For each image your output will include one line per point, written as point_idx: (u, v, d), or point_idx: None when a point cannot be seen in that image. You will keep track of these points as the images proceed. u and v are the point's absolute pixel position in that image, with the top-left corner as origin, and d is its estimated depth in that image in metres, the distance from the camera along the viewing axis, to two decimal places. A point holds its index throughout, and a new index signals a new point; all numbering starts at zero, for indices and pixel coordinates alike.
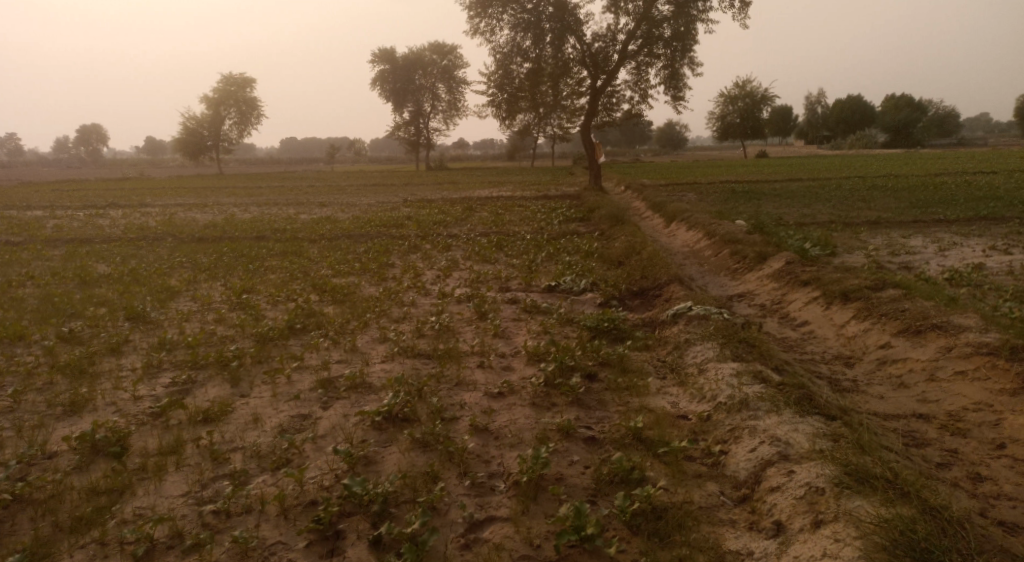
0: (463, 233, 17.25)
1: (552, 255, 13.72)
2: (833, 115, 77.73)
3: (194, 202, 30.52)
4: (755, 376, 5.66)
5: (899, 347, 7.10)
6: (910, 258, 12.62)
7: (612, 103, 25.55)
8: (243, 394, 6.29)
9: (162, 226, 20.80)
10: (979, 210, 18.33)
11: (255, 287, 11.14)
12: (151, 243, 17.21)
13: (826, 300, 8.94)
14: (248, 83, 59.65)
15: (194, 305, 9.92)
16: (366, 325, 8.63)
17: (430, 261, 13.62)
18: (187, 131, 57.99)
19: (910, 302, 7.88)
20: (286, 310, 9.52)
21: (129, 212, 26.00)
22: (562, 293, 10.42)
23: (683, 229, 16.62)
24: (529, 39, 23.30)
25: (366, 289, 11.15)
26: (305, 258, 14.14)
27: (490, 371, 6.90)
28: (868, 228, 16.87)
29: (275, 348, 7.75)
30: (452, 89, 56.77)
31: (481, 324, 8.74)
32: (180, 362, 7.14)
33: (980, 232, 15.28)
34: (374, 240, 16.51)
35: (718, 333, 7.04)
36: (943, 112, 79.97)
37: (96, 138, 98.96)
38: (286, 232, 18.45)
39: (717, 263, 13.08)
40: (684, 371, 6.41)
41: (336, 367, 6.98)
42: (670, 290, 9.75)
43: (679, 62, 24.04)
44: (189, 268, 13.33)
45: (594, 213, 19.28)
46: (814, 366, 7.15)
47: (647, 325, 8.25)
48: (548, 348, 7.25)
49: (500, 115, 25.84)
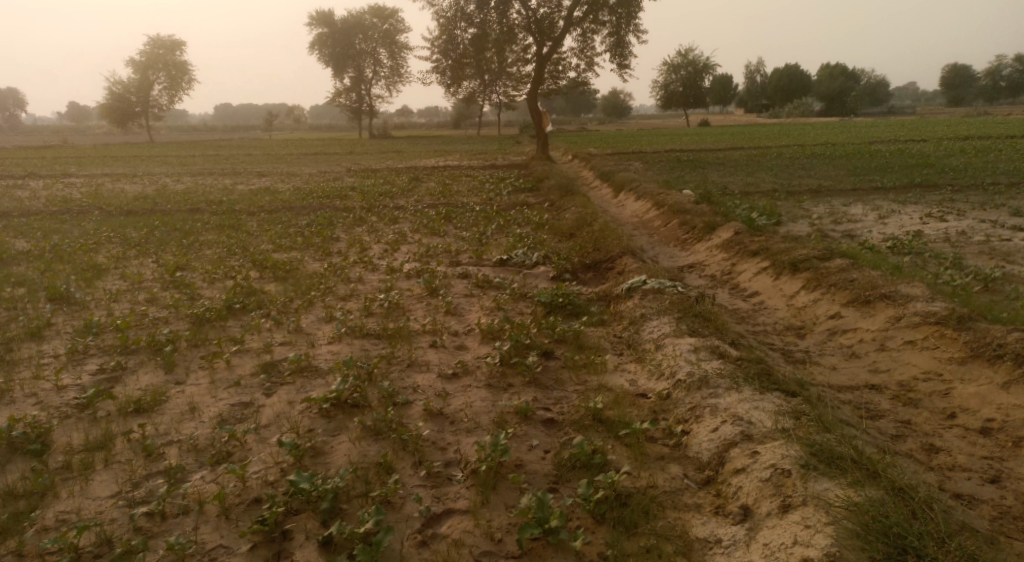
0: (410, 205, 16.88)
1: (502, 227, 13.50)
2: (770, 84, 78.96)
3: (124, 172, 29.22)
4: (714, 352, 5.59)
5: (849, 317, 7.13)
6: (853, 227, 12.81)
7: (557, 70, 25.27)
8: (178, 381, 5.94)
9: (87, 198, 19.78)
10: (913, 177, 18.78)
11: (190, 264, 10.63)
12: (76, 217, 16.33)
13: (777, 271, 8.95)
14: (176, 47, 57.07)
15: (124, 285, 9.40)
16: (310, 304, 8.30)
17: (376, 234, 13.25)
18: (114, 97, 55.48)
19: (859, 272, 7.93)
20: (225, 289, 9.09)
21: (54, 183, 24.74)
22: (514, 267, 10.23)
23: (632, 199, 16.56)
24: (473, 4, 22.82)
25: (310, 264, 10.76)
26: (244, 232, 13.61)
27: (442, 351, 6.68)
28: (811, 196, 17.12)
29: (213, 331, 7.37)
30: (393, 54, 55.47)
31: (431, 300, 8.51)
32: (108, 348, 6.71)
33: (917, 200, 15.63)
34: (316, 213, 16.01)
35: (674, 307, 6.96)
36: (874, 81, 82.16)
37: (16, 104, 94.09)
38: (223, 204, 17.75)
39: (667, 234, 13.05)
40: (641, 348, 6.31)
41: (279, 350, 6.66)
42: (622, 263, 9.65)
43: (624, 30, 23.86)
44: (119, 244, 12.69)
45: (542, 183, 19.10)
46: (767, 338, 7.12)
47: (602, 299, 8.13)
48: (501, 326, 7.07)
49: (444, 82, 25.18)
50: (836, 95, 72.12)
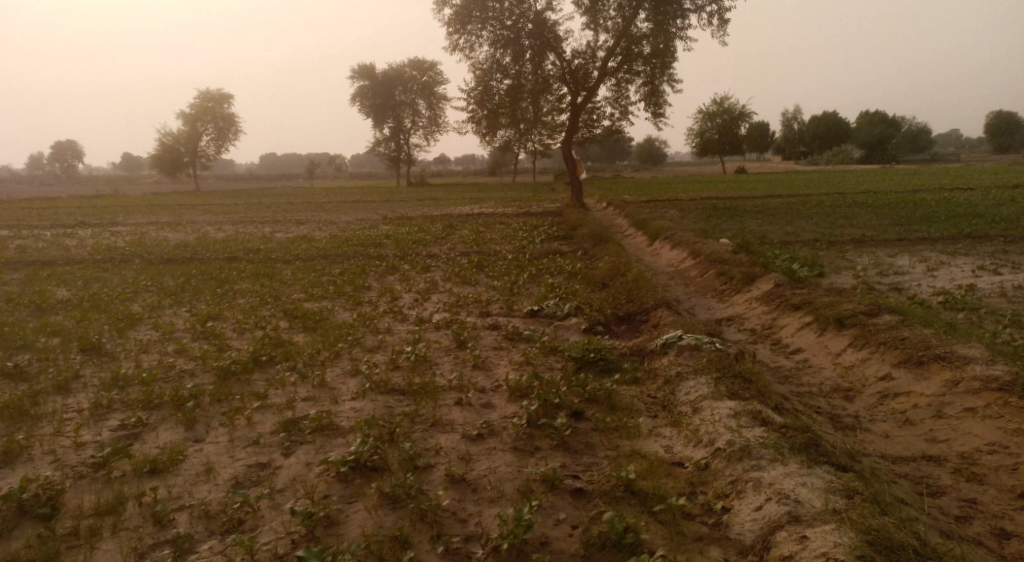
0: (443, 253, 16.81)
1: (535, 276, 13.31)
2: (808, 132, 78.55)
3: (168, 220, 29.86)
4: (756, 418, 5.25)
5: (901, 380, 6.72)
6: (899, 279, 12.36)
7: (592, 119, 25.31)
8: (197, 439, 5.76)
9: (130, 246, 20.13)
10: (961, 228, 18.24)
11: (221, 314, 10.58)
12: (117, 265, 16.57)
13: (821, 326, 8.56)
14: (224, 99, 58.83)
15: (154, 335, 9.34)
16: (337, 357, 8.12)
17: (407, 283, 13.15)
18: (163, 148, 57.29)
19: (909, 330, 7.51)
20: (253, 340, 8.98)
21: (99, 231, 25.31)
22: (546, 319, 9.97)
23: (668, 248, 16.27)
24: (509, 55, 23.06)
25: (340, 314, 10.64)
26: (277, 281, 13.61)
27: (468, 409, 6.41)
28: (854, 246, 16.67)
29: (237, 385, 7.21)
30: (432, 104, 56.42)
31: (460, 354, 8.27)
32: (131, 402, 6.57)
33: (966, 252, 15.09)
34: (350, 261, 16.02)
35: (712, 366, 6.61)
36: (915, 129, 81.27)
37: (72, 154, 97.84)
38: (259, 252, 17.89)
39: (704, 284, 12.71)
40: (677, 410, 5.97)
41: (301, 407, 6.46)
42: (658, 316, 9.33)
43: (659, 79, 23.85)
44: (154, 293, 12.76)
45: (576, 231, 18.94)
46: (813, 400, 6.74)
47: (636, 354, 7.81)
48: (531, 383, 6.79)
49: (480, 132, 25.34)
50: (876, 142, 71.41)
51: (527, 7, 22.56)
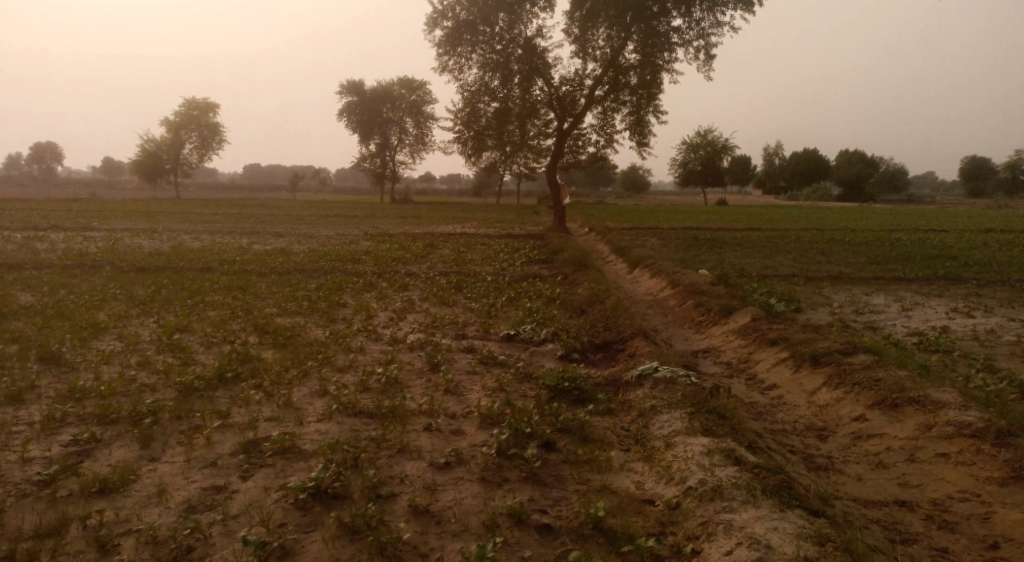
0: (422, 272, 16.68)
1: (513, 299, 13.21)
2: (789, 167, 79.64)
3: (145, 227, 29.48)
4: (728, 456, 5.16)
5: (875, 421, 6.67)
6: (875, 318, 12.41)
7: (578, 145, 25.41)
8: (152, 458, 5.56)
9: (103, 252, 19.79)
10: (936, 269, 18.45)
11: (190, 326, 10.36)
12: (88, 272, 16.25)
13: (796, 363, 8.52)
14: (209, 109, 58.42)
15: (118, 346, 9.10)
16: (305, 375, 7.94)
17: (383, 301, 12.99)
18: (145, 154, 56.77)
19: (884, 371, 7.48)
20: (220, 355, 8.77)
21: (73, 235, 24.91)
22: (521, 344, 9.84)
23: (647, 276, 16.26)
24: (497, 79, 23.14)
25: (312, 331, 10.46)
26: (250, 294, 13.39)
27: (436, 435, 6.26)
28: (831, 283, 16.76)
29: (200, 401, 7.01)
30: (418, 123, 56.51)
31: (432, 376, 8.12)
32: (86, 416, 6.36)
33: (941, 293, 15.23)
34: (327, 276, 15.83)
35: (687, 400, 6.51)
36: (892, 170, 82.80)
37: (51, 156, 96.78)
38: (235, 264, 17.65)
39: (681, 314, 12.68)
40: (649, 445, 5.86)
41: (264, 427, 6.28)
42: (634, 345, 9.23)
43: (644, 110, 24.04)
44: (124, 302, 12.50)
45: (557, 255, 18.91)
46: (786, 438, 6.66)
47: (610, 384, 7.70)
48: (502, 410, 6.65)
49: (465, 152, 25.37)
50: (855, 180, 72.55)
51: (517, 32, 22.68)
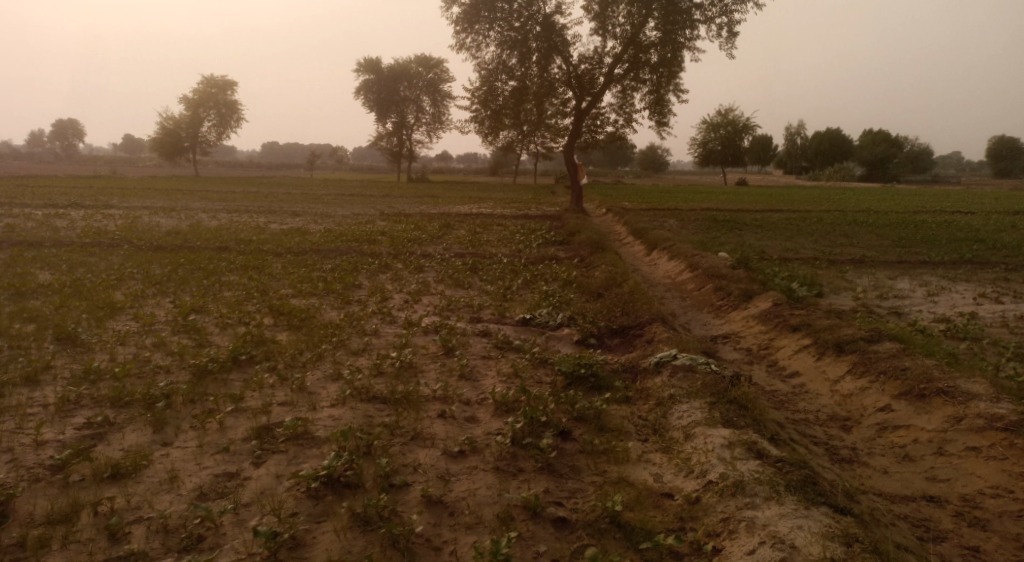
0: (438, 253, 16.56)
1: (529, 281, 13.06)
2: (811, 147, 78.51)
3: (163, 205, 29.54)
4: (750, 449, 5.02)
5: (901, 412, 6.50)
6: (899, 303, 12.15)
7: (596, 124, 25.07)
8: (164, 442, 5.51)
9: (121, 231, 19.83)
10: (962, 252, 18.07)
11: (205, 306, 10.32)
12: (105, 250, 16.27)
13: (818, 350, 8.33)
14: (228, 86, 58.54)
15: (133, 327, 9.07)
16: (319, 359, 7.86)
17: (399, 282, 12.89)
18: (164, 132, 56.91)
19: (911, 360, 7.28)
20: (234, 337, 8.72)
21: (92, 213, 25.02)
22: (537, 328, 9.70)
23: (665, 259, 16.04)
24: (515, 57, 22.85)
25: (327, 312, 10.38)
26: (266, 274, 13.34)
27: (450, 423, 6.16)
28: (853, 266, 16.46)
29: (213, 385, 6.96)
30: (436, 101, 56.17)
31: (447, 361, 8.01)
32: (100, 398, 6.31)
33: (967, 277, 14.91)
34: (342, 257, 15.76)
35: (706, 390, 6.36)
36: (917, 150, 81.45)
37: (72, 133, 97.45)
38: (251, 243, 17.62)
39: (700, 298, 12.47)
40: (668, 435, 5.73)
41: (277, 412, 6.21)
42: (652, 331, 9.08)
43: (664, 88, 23.65)
44: (140, 281, 12.49)
45: (574, 237, 18.71)
46: (808, 429, 6.50)
47: (628, 371, 7.56)
48: (517, 397, 6.53)
49: (482, 131, 25.11)
50: (878, 160, 71.45)
51: (535, 9, 22.34)
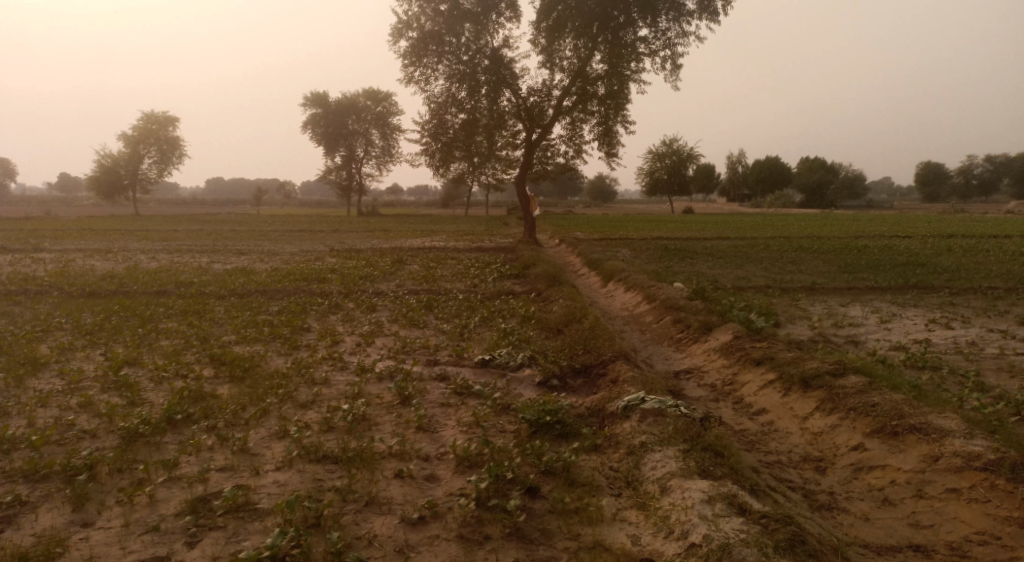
0: (390, 290, 16.06)
1: (486, 319, 12.68)
2: (752, 175, 80.46)
3: (99, 247, 28.35)
4: (731, 505, 4.78)
5: (875, 451, 6.27)
6: (856, 331, 12.11)
7: (546, 155, 25.04)
8: (84, 523, 5.18)
9: (52, 276, 18.82)
10: (908, 276, 18.36)
11: (139, 358, 9.68)
12: (35, 298, 15.36)
13: (785, 386, 8.11)
14: (169, 122, 57.06)
15: (58, 385, 8.40)
16: (264, 414, 7.33)
17: (350, 324, 12.36)
18: (102, 170, 55.18)
19: (879, 395, 7.10)
20: (170, 392, 8.14)
21: (22, 258, 23.82)
22: (496, 369, 9.30)
23: (622, 290, 15.84)
24: (464, 90, 22.73)
25: (273, 360, 9.83)
26: (208, 320, 12.67)
27: (409, 483, 5.74)
28: (806, 294, 16.51)
29: (145, 451, 6.46)
30: (385, 135, 55.82)
31: (403, 411, 7.54)
32: (14, 473, 5.86)
33: (916, 302, 15.05)
34: (290, 298, 15.15)
35: (679, 436, 6.05)
36: (852, 177, 84.29)
37: (5, 173, 94.03)
38: (193, 286, 16.86)
39: (660, 331, 12.24)
40: (641, 489, 5.41)
41: (215, 479, 5.79)
42: (616, 369, 8.76)
43: (612, 120, 23.82)
44: (69, 332, 11.71)
45: (529, 270, 18.44)
46: (783, 472, 6.24)
47: (595, 416, 7.21)
48: (480, 450, 6.13)
49: (433, 164, 24.84)
50: (816, 187, 73.60)
51: (483, 43, 22.31)
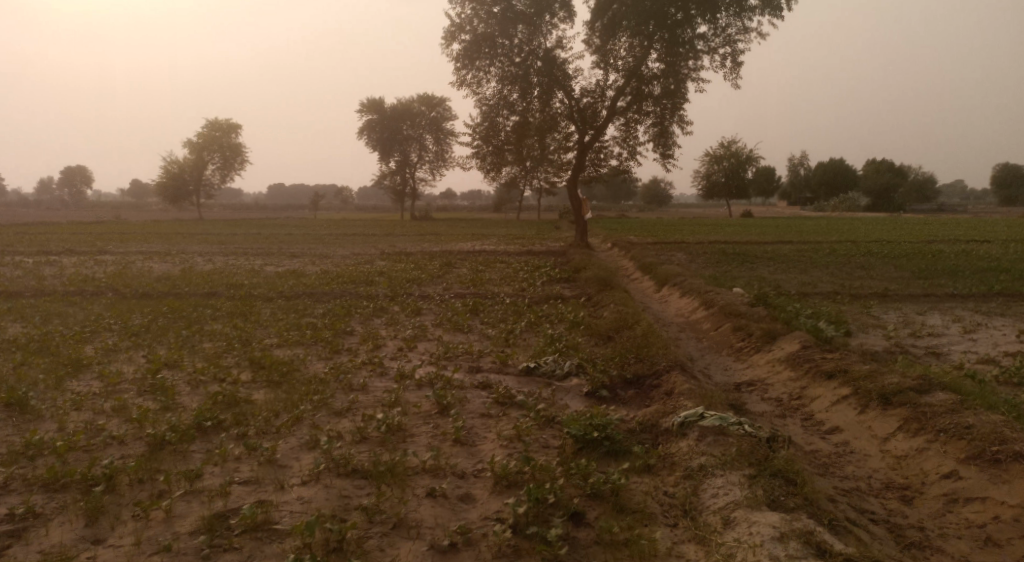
0: (437, 294, 15.68)
1: (533, 324, 12.13)
2: (815, 178, 78.01)
3: (159, 250, 28.86)
4: (808, 545, 4.24)
5: (972, 483, 5.57)
6: (936, 342, 11.15)
7: (599, 158, 24.36)
8: (96, 539, 4.83)
9: (109, 277, 19.03)
10: (989, 283, 17.11)
11: (179, 361, 9.43)
12: (89, 299, 15.47)
13: (861, 402, 7.34)
14: (232, 129, 58.50)
15: (95, 388, 8.17)
16: (296, 422, 6.92)
17: (394, 328, 11.95)
18: (167, 175, 56.67)
19: (973, 415, 6.31)
20: (205, 397, 7.82)
21: (84, 260, 24.27)
22: (541, 378, 8.73)
23: (677, 295, 15.09)
24: (516, 92, 22.26)
25: (312, 364, 9.47)
26: (252, 322, 12.47)
27: (443, 503, 5.24)
28: (878, 301, 15.48)
29: (170, 458, 6.10)
30: (439, 139, 55.93)
31: (441, 422, 7.04)
32: (33, 481, 5.56)
33: (1001, 311, 13.91)
34: (336, 300, 14.89)
35: (743, 459, 5.41)
36: (921, 180, 80.99)
37: (81, 180, 98.11)
38: (242, 288, 16.80)
39: (718, 338, 11.49)
40: (701, 519, 4.82)
41: (237, 493, 5.39)
42: (672, 381, 8.10)
43: (668, 121, 22.99)
44: (115, 333, 11.61)
45: (580, 274, 17.82)
46: (864, 502, 5.57)
47: (647, 433, 6.60)
48: (520, 469, 5.60)
49: (484, 167, 24.43)
50: (882, 191, 70.83)
51: (536, 44, 21.81)
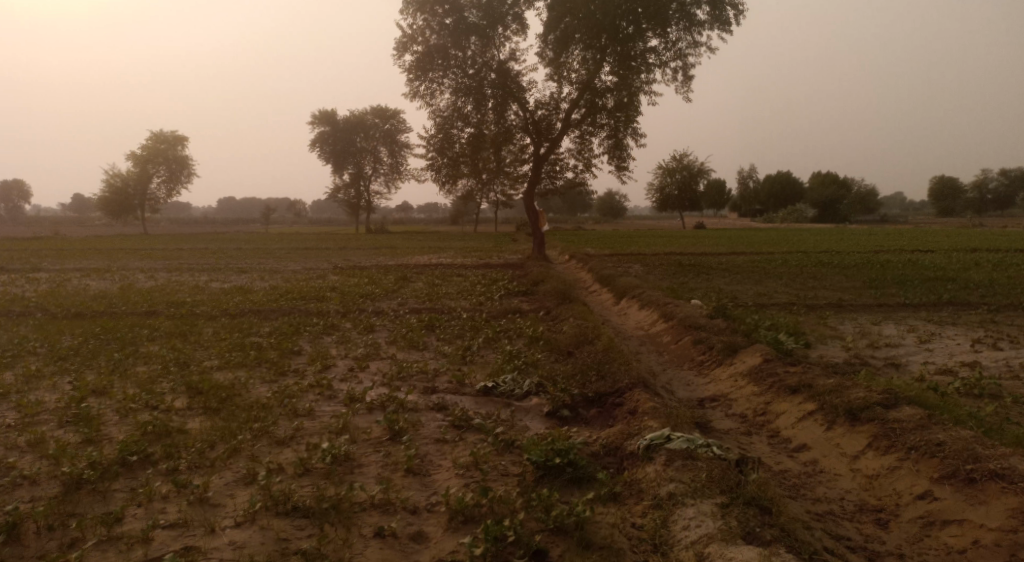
0: (391, 309, 15.16)
1: (491, 340, 11.73)
2: (764, 190, 79.43)
3: (99, 266, 27.62)
4: None
5: (949, 505, 5.34)
6: (894, 353, 11.07)
7: (555, 170, 24.15)
8: None
9: (41, 297, 18.00)
10: (940, 292, 17.26)
11: (109, 388, 8.75)
12: (17, 320, 14.54)
13: (828, 418, 7.09)
14: (179, 141, 56.73)
15: (11, 420, 7.49)
16: (234, 454, 6.39)
17: (344, 346, 11.41)
18: (110, 188, 54.78)
19: (944, 431, 6.10)
20: (133, 427, 7.21)
21: (16, 278, 22.99)
22: (499, 399, 8.31)
23: (636, 308, 14.82)
24: (471, 104, 21.96)
25: (255, 388, 8.90)
26: (193, 343, 11.77)
27: (391, 544, 4.80)
28: (834, 311, 15.47)
29: (88, 500, 5.53)
30: (394, 152, 55.32)
31: (392, 450, 6.57)
32: None
33: (955, 320, 13.98)
34: (284, 318, 14.25)
35: (714, 486, 5.10)
36: (865, 192, 83.15)
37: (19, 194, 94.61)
38: (185, 306, 16.02)
39: (679, 353, 11.23)
40: (671, 556, 4.51)
41: (161, 539, 4.86)
42: (635, 399, 7.77)
43: (622, 133, 22.88)
44: (41, 358, 10.81)
45: (538, 287, 17.48)
46: (839, 528, 5.30)
47: (612, 457, 6.24)
48: (477, 501, 5.18)
49: (439, 180, 24.01)
50: (829, 202, 72.39)
51: (490, 56, 21.53)
